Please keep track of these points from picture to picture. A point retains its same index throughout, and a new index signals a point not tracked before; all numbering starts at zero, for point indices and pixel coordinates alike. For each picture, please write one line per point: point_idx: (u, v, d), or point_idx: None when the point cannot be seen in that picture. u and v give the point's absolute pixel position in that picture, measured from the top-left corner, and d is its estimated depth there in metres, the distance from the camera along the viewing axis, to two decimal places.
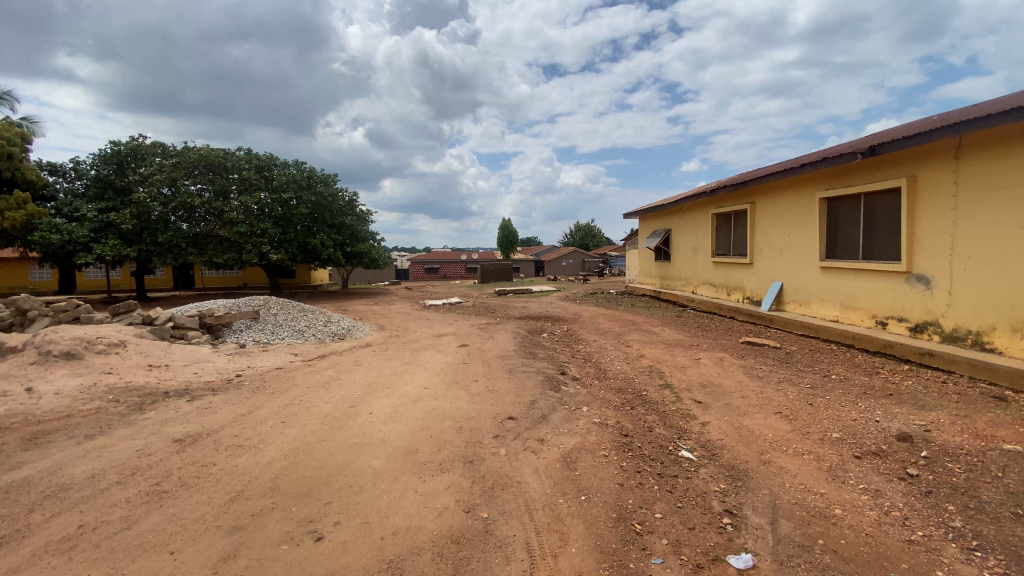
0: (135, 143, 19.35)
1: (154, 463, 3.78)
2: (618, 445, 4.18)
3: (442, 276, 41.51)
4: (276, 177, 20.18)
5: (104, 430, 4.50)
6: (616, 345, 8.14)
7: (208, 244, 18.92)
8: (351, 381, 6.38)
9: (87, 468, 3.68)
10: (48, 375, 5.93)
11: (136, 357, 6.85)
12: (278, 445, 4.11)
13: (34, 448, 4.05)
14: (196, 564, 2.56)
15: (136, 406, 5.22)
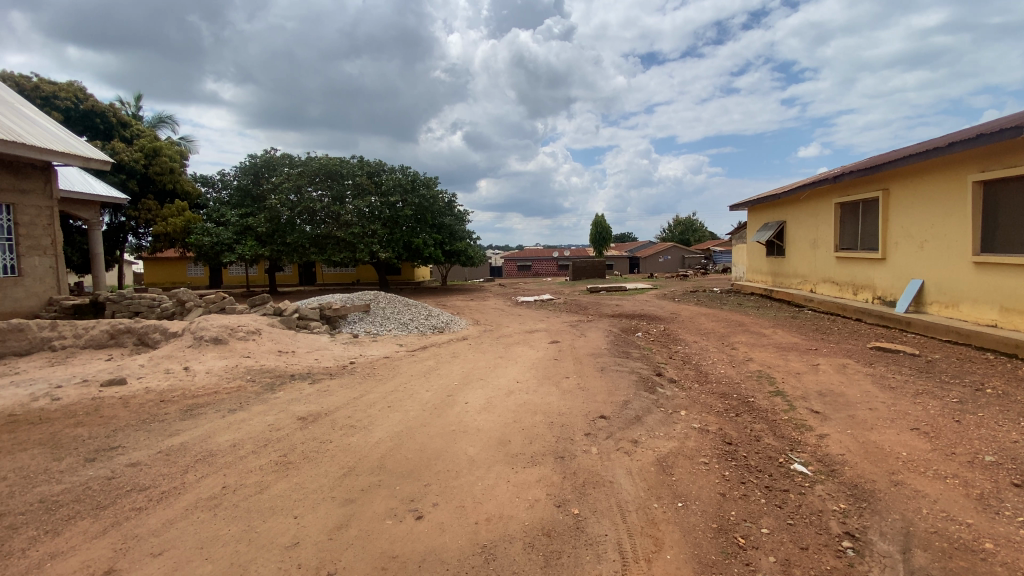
0: (268, 155, 22.03)
1: (281, 437, 4.28)
2: (721, 452, 3.93)
3: (535, 273, 41.88)
4: (384, 181, 21.79)
5: (243, 406, 5.20)
6: (719, 347, 7.65)
7: (326, 244, 20.78)
8: (449, 371, 6.73)
9: (230, 438, 4.27)
10: (201, 357, 6.98)
11: (268, 344, 7.82)
12: (384, 428, 4.45)
13: (189, 418, 4.79)
14: (315, 529, 2.85)
15: (268, 386, 5.97)
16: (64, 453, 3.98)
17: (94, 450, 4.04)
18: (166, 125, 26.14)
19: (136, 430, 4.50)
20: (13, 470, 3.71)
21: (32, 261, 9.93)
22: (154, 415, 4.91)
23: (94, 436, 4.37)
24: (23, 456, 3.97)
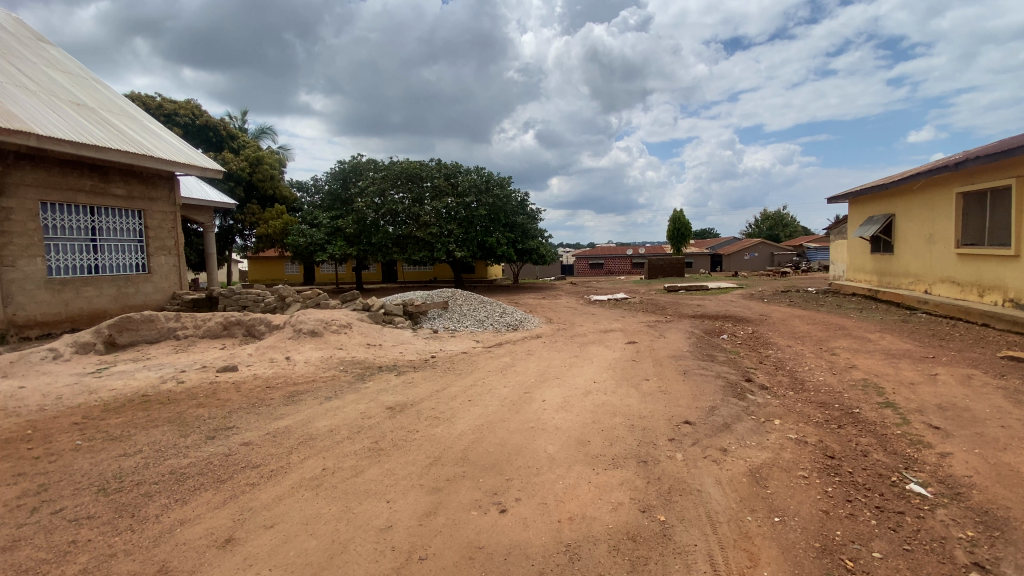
0: (356, 161, 23.43)
1: (372, 424, 4.54)
2: (821, 467, 3.63)
3: (608, 272, 41.15)
4: (461, 182, 22.40)
5: (337, 394, 5.58)
6: (816, 352, 7.05)
7: (407, 244, 21.68)
8: (526, 368, 6.78)
9: (327, 423, 4.60)
10: (300, 348, 7.59)
11: (358, 337, 8.34)
12: (466, 421, 4.57)
13: (291, 404, 5.22)
14: (406, 513, 3.00)
15: (359, 376, 6.39)
16: (189, 431, 4.51)
17: (213, 429, 4.53)
18: (267, 135, 28.66)
19: (247, 412, 4.99)
20: (149, 444, 4.25)
21: (160, 260, 11.34)
22: (262, 399, 5.41)
23: (213, 416, 4.89)
24: (157, 431, 4.53)
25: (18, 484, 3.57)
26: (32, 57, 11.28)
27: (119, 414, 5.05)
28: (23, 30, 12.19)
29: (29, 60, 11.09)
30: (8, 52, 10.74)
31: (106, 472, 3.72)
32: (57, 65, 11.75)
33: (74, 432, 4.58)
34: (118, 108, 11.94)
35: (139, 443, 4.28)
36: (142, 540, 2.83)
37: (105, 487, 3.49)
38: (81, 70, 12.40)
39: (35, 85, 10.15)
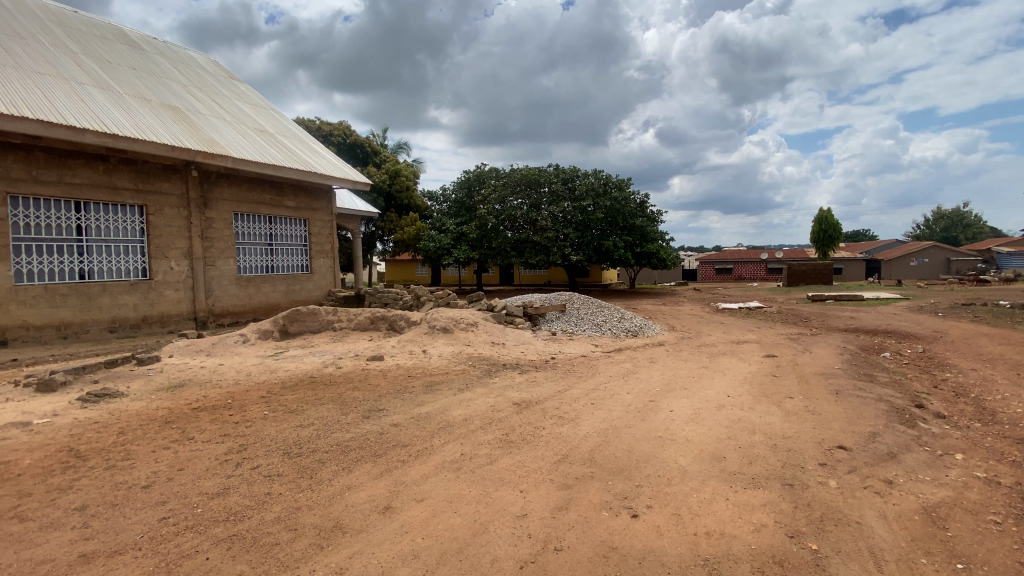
0: (479, 170, 24.65)
1: (502, 417, 4.82)
2: (1021, 513, 3.03)
3: (737, 278, 38.09)
4: (578, 186, 22.41)
5: (468, 387, 5.99)
6: (1013, 379, 5.84)
7: (524, 248, 22.39)
8: (649, 376, 6.62)
9: (462, 413, 4.98)
10: (433, 343, 8.29)
11: (483, 335, 8.84)
12: (592, 423, 4.63)
13: (430, 392, 5.74)
14: (540, 505, 3.15)
15: (487, 372, 6.79)
16: (348, 409, 5.20)
17: (367, 410, 5.17)
18: (403, 150, 31.56)
19: (394, 397, 5.59)
20: (318, 418, 4.98)
21: (319, 262, 13.15)
22: (405, 386, 6.02)
23: (367, 398, 5.58)
24: (323, 408, 5.29)
25: (225, 443, 4.43)
26: (229, 94, 13.78)
27: (293, 392, 5.98)
28: (223, 73, 14.95)
29: (227, 96, 13.56)
30: (212, 90, 13.26)
31: (287, 439, 4.45)
32: (246, 99, 14.21)
33: (261, 404, 5.52)
34: (289, 132, 14.07)
35: (310, 417, 5.02)
36: (320, 499, 3.34)
37: (288, 451, 4.17)
38: (263, 102, 14.86)
39: (231, 116, 12.38)
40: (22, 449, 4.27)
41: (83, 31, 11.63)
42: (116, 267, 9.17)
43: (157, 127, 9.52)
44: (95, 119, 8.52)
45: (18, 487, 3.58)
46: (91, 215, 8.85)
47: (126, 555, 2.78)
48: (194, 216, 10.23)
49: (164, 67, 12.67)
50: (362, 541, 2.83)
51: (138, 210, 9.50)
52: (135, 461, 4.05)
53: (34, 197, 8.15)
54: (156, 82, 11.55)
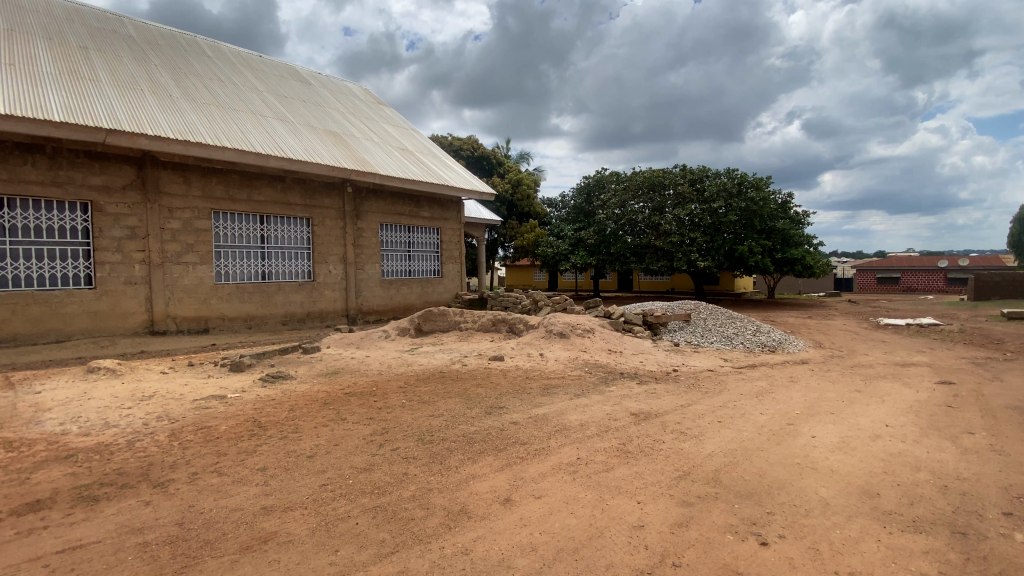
0: (599, 175, 24.26)
1: (619, 427, 4.79)
2: None
3: (906, 289, 32.50)
4: (708, 187, 20.87)
5: (585, 393, 6.04)
6: None
7: (645, 253, 21.60)
8: (787, 397, 6.02)
9: (579, 418, 5.05)
10: (550, 347, 8.47)
11: (601, 342, 8.81)
12: (717, 442, 4.38)
13: (548, 395, 5.90)
14: (658, 519, 3.10)
15: (603, 379, 6.75)
16: (473, 404, 5.58)
17: (489, 406, 5.49)
18: (524, 160, 32.64)
19: (513, 397, 5.85)
20: (447, 410, 5.42)
21: (448, 267, 14.20)
22: (523, 388, 6.26)
23: (488, 395, 5.92)
24: (450, 401, 5.74)
25: (370, 425, 5.05)
26: (377, 118, 15.56)
27: (425, 384, 6.57)
28: (372, 99, 16.92)
29: (375, 120, 15.33)
30: (363, 115, 15.10)
31: (421, 427, 4.93)
32: (390, 121, 15.91)
33: (399, 393, 6.17)
34: (425, 148, 15.44)
35: (440, 408, 5.49)
36: (449, 483, 3.66)
37: (422, 437, 4.62)
38: (403, 122, 16.52)
39: (379, 137, 13.98)
40: (221, 417, 5.30)
41: (268, 73, 14.03)
42: (287, 270, 10.90)
43: (322, 151, 11.13)
44: (276, 146, 10.23)
45: (219, 447, 4.48)
46: (270, 227, 10.62)
47: (296, 511, 3.33)
48: (348, 226, 11.74)
49: (327, 98, 14.76)
50: (485, 527, 3.06)
51: (304, 221, 11.16)
52: (300, 434, 4.81)
53: (232, 212, 10.01)
54: (320, 111, 13.49)
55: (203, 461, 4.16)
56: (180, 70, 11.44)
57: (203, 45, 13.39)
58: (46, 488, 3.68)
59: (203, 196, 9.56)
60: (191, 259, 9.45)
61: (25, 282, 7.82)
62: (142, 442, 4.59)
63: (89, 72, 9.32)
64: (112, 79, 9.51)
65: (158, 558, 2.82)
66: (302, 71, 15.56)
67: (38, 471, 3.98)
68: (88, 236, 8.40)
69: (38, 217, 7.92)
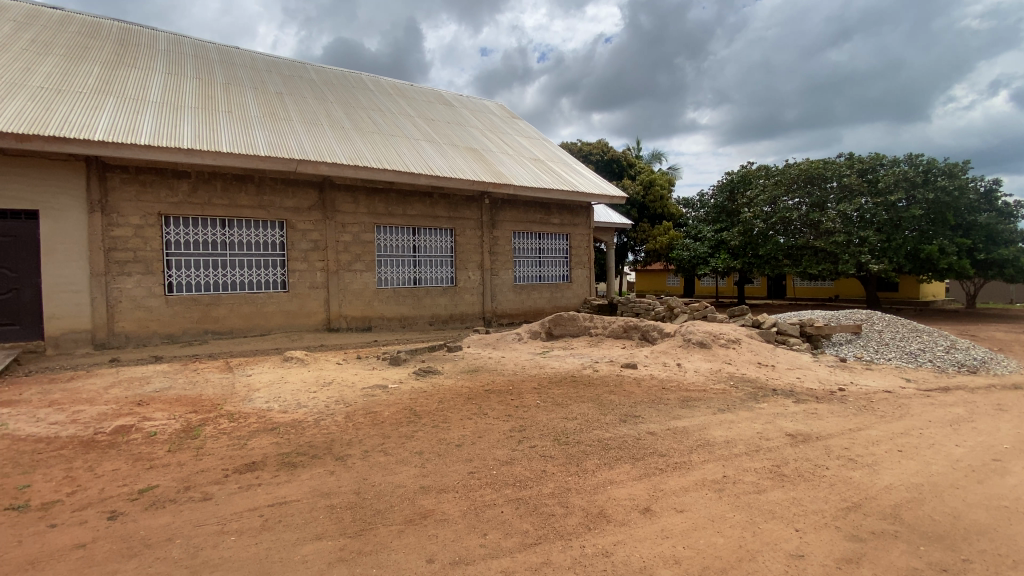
0: (745, 170, 22.25)
1: (772, 447, 4.40)
2: None
3: None
4: (882, 177, 17.80)
5: (731, 408, 5.63)
6: None
7: (802, 255, 19.34)
8: (996, 428, 4.93)
9: (724, 434, 4.74)
10: (690, 357, 8.05)
11: (748, 354, 8.13)
12: (896, 474, 3.79)
13: (688, 408, 5.63)
14: (820, 550, 2.81)
15: (752, 395, 6.21)
16: (608, 411, 5.56)
17: (625, 414, 5.43)
18: (657, 160, 31.46)
19: (650, 407, 5.70)
20: (581, 414, 5.49)
21: (578, 272, 14.31)
22: (660, 398, 6.05)
23: (623, 403, 5.85)
24: (584, 406, 5.79)
25: (509, 422, 5.35)
26: (511, 131, 16.34)
27: (558, 387, 6.71)
28: (507, 114, 17.85)
29: (510, 133, 16.10)
30: (499, 130, 15.97)
31: (557, 428, 5.07)
32: (524, 134, 16.59)
33: (534, 394, 6.39)
34: (557, 157, 15.77)
35: (574, 411, 5.58)
36: (587, 486, 3.72)
37: (558, 438, 4.75)
38: (536, 133, 17.09)
39: (513, 150, 14.67)
40: (384, 404, 6.05)
41: (418, 100, 15.61)
42: (434, 276, 11.99)
43: (464, 166, 12.04)
44: (425, 165, 11.35)
45: (383, 430, 5.12)
46: (420, 237, 11.80)
47: (449, 494, 3.67)
48: (485, 235, 12.50)
49: (467, 117, 15.92)
50: (625, 533, 3.06)
51: (448, 232, 12.17)
52: (449, 424, 5.28)
53: (389, 225, 11.33)
54: (462, 130, 14.61)
55: (372, 442, 4.80)
56: (350, 105, 13.32)
57: (367, 82, 15.41)
58: (259, 453, 4.58)
59: (367, 212, 10.98)
60: (358, 267, 10.91)
61: (240, 286, 9.75)
62: (324, 421, 5.46)
63: (285, 114, 11.33)
64: (301, 117, 11.44)
65: (342, 519, 3.34)
66: (446, 94, 17.03)
67: (253, 438, 4.97)
68: (283, 248, 10.19)
69: (250, 234, 9.85)
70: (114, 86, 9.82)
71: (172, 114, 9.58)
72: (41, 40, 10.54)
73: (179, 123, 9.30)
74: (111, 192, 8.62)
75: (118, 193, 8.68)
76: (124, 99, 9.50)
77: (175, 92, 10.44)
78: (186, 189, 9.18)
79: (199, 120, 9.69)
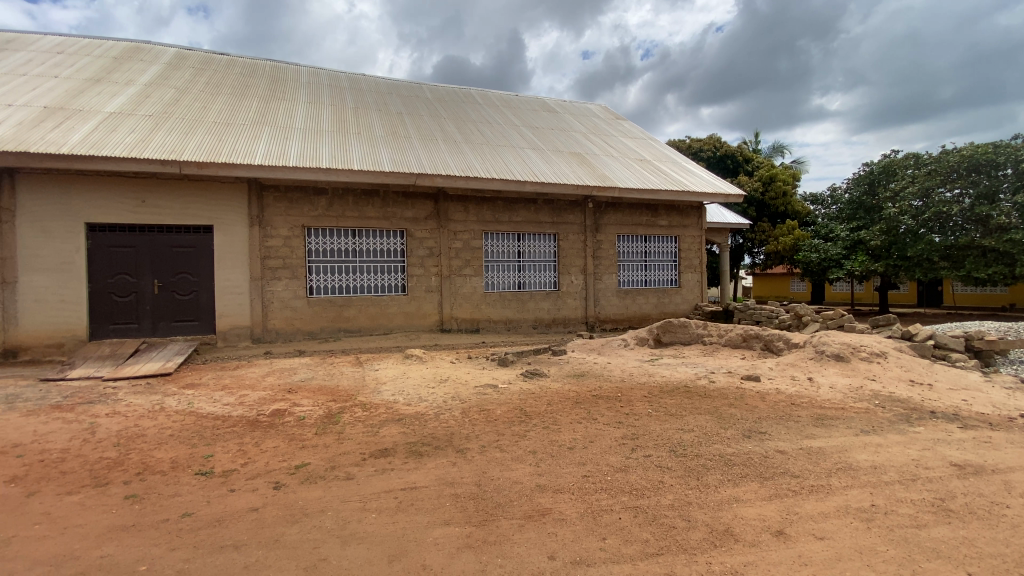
0: (887, 159, 19.51)
1: (932, 477, 3.85)
2: None
3: None
4: None
5: (877, 430, 5.00)
6: None
7: (964, 256, 16.72)
8: None
9: (869, 459, 4.23)
10: (823, 371, 7.27)
11: (897, 370, 7.15)
12: None
13: (823, 427, 5.11)
14: None
15: (902, 417, 5.45)
16: (728, 425, 5.25)
17: (748, 429, 5.08)
18: (779, 153, 28.90)
19: (777, 423, 5.27)
20: (698, 426, 5.24)
21: (689, 277, 13.62)
22: (790, 414, 5.55)
23: (745, 418, 5.48)
24: (701, 418, 5.53)
25: (621, 428, 5.28)
26: (616, 133, 16.11)
27: (671, 397, 6.47)
28: (611, 115, 17.62)
29: (615, 135, 15.86)
30: (603, 132, 15.81)
31: (672, 439, 4.90)
32: (629, 134, 16.25)
33: (645, 402, 6.24)
34: (665, 156, 15.20)
35: (690, 423, 5.35)
36: (709, 501, 3.55)
37: (675, 449, 4.59)
38: (642, 133, 16.65)
39: (618, 152, 14.45)
40: (496, 403, 6.32)
41: (523, 109, 16.05)
42: (538, 280, 12.22)
43: (569, 172, 12.12)
44: (532, 172, 11.61)
45: (498, 428, 5.34)
46: (526, 243, 12.09)
47: (566, 495, 3.74)
48: (590, 239, 12.45)
49: (571, 122, 16.02)
50: (756, 554, 2.88)
51: (552, 236, 12.32)
52: (560, 427, 5.35)
53: (497, 232, 11.77)
54: (566, 135, 14.72)
55: (488, 437, 5.04)
56: (461, 119, 14.11)
57: (475, 96, 16.20)
58: (389, 440, 5.04)
59: (477, 220, 11.52)
60: (468, 272, 11.49)
61: (366, 289, 10.80)
62: (444, 415, 5.84)
63: (405, 131, 12.33)
64: (418, 134, 12.37)
65: (466, 508, 3.56)
66: (551, 101, 17.30)
67: (383, 427, 5.48)
68: (402, 255, 11.08)
69: (375, 242, 10.86)
70: (268, 117, 11.44)
71: (312, 138, 10.90)
72: (214, 82, 12.61)
73: (319, 146, 10.56)
74: (267, 208, 10.01)
75: (272, 209, 10.04)
76: (276, 127, 11.01)
77: (315, 119, 11.89)
78: (324, 204, 10.36)
79: (334, 142, 10.91)
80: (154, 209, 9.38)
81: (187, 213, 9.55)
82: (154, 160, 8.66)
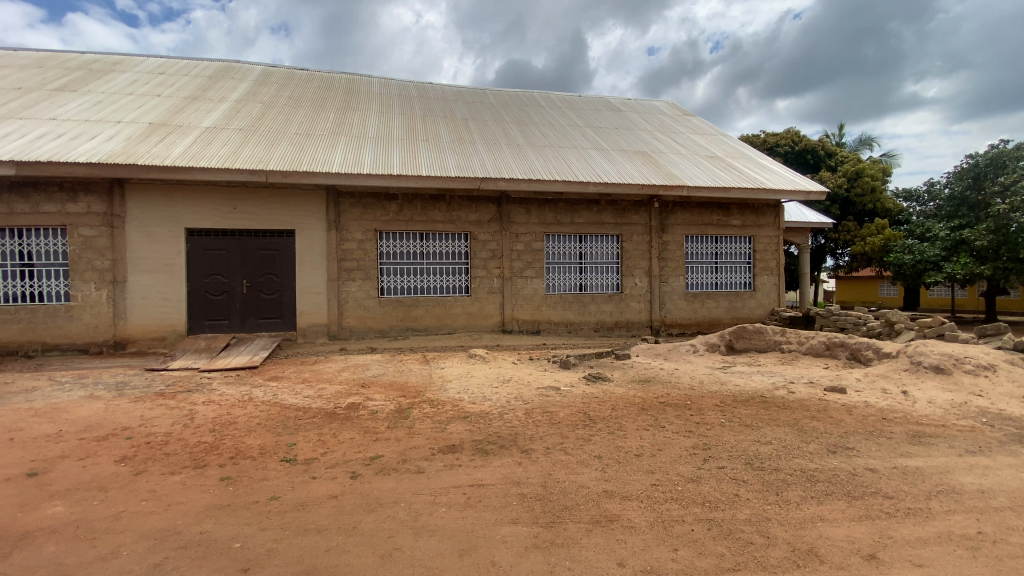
0: (997, 150, 17.53)
1: None
2: None
3: None
4: None
5: (986, 451, 4.49)
6: None
7: None
8: None
9: (976, 482, 3.82)
10: (920, 384, 6.62)
11: (1010, 386, 6.38)
12: None
13: (920, 445, 4.67)
14: None
15: (1017, 438, 4.86)
16: (808, 438, 4.93)
17: (832, 444, 4.73)
18: (867, 145, 26.67)
19: (866, 438, 4.87)
20: (776, 439, 4.95)
21: (763, 279, 12.87)
22: (881, 430, 5.12)
23: (829, 432, 5.11)
24: (780, 430, 5.22)
25: (690, 437, 5.10)
26: (684, 129, 15.56)
27: (745, 407, 6.16)
28: (679, 112, 17.05)
29: (683, 132, 15.33)
30: (670, 130, 15.32)
31: (747, 450, 4.66)
32: (698, 130, 15.64)
33: (716, 411, 5.98)
34: (737, 152, 14.48)
35: (767, 435, 5.06)
36: (789, 518, 3.36)
37: (750, 462, 4.37)
38: (711, 129, 15.97)
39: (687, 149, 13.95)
40: (559, 405, 6.30)
41: (587, 109, 15.92)
42: (601, 283, 12.06)
43: (635, 172, 11.86)
44: (596, 173, 11.48)
45: (562, 431, 5.33)
46: (589, 245, 11.97)
47: (634, 502, 3.68)
48: (656, 240, 12.12)
49: (636, 120, 15.68)
50: None
51: (615, 238, 12.11)
52: (626, 433, 5.26)
53: (560, 233, 11.75)
54: (631, 134, 14.42)
55: (552, 439, 5.05)
56: (524, 122, 14.24)
57: (539, 98, 16.28)
58: (456, 437, 5.19)
59: (539, 222, 11.56)
60: (530, 273, 11.55)
61: (432, 290, 11.16)
62: (508, 415, 5.91)
63: (470, 136, 12.63)
64: (483, 138, 12.62)
65: (533, 508, 3.60)
66: (615, 101, 17.03)
67: (450, 424, 5.64)
68: (466, 258, 11.34)
69: (440, 245, 11.20)
70: (344, 127, 12.14)
71: (384, 146, 11.43)
72: (296, 96, 13.55)
73: (390, 153, 11.05)
74: (343, 213, 10.61)
75: (347, 214, 10.63)
76: (351, 137, 11.65)
77: (387, 128, 12.47)
78: (395, 208, 10.83)
79: (404, 149, 11.37)
80: (245, 215, 10.23)
81: (272, 218, 10.34)
82: (246, 170, 9.46)
